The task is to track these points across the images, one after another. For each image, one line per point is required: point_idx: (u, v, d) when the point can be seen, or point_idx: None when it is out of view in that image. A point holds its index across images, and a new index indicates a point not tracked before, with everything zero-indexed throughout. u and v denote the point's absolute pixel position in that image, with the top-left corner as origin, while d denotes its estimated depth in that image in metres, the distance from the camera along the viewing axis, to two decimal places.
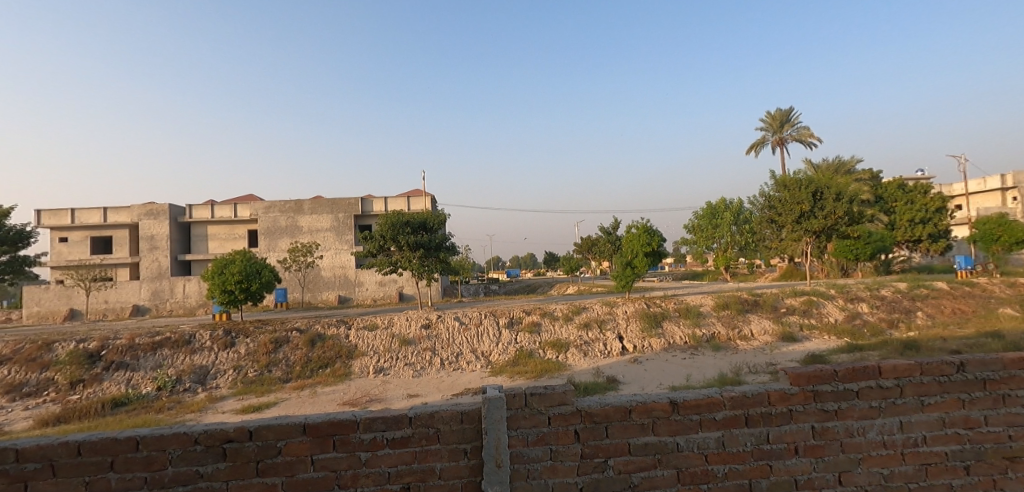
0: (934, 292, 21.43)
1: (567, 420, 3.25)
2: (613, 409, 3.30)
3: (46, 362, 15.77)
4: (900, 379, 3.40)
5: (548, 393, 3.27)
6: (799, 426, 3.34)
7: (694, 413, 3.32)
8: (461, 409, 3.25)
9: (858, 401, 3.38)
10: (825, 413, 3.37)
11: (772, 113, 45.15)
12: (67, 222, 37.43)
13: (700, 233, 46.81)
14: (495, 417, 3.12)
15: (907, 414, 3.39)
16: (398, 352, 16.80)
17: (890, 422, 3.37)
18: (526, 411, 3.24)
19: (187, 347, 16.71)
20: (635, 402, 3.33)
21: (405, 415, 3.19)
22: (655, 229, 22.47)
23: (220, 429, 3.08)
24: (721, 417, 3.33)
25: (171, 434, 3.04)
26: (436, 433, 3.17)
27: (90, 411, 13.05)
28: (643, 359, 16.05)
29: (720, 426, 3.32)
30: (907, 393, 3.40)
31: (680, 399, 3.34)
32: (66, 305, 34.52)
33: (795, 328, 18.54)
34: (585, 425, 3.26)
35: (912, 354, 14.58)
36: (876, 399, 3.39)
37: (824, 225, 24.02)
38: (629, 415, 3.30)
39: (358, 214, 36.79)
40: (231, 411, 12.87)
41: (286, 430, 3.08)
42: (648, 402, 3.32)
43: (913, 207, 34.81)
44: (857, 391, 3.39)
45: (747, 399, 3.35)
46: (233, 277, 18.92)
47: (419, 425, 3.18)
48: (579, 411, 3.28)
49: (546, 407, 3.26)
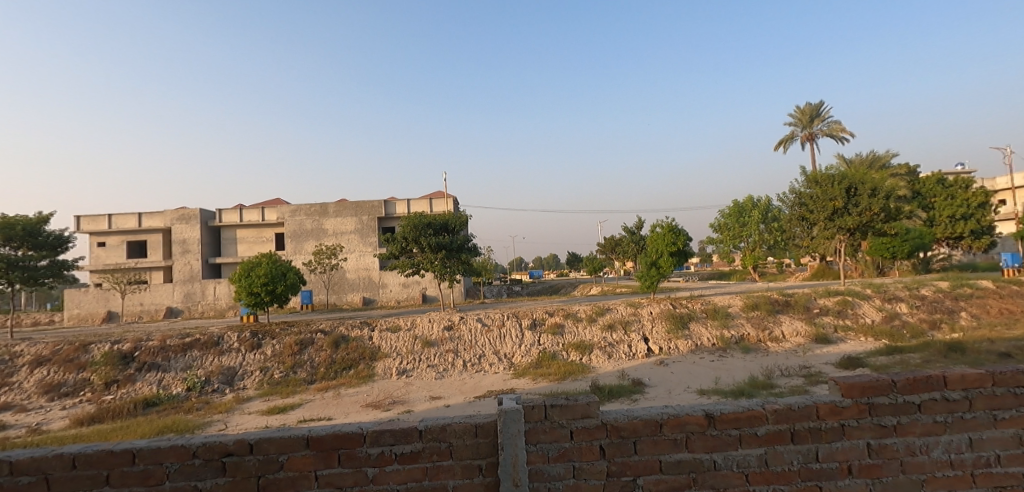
0: (978, 292, 20.41)
1: (591, 434, 3.06)
2: (642, 422, 3.09)
3: (82, 363, 16.22)
4: (969, 390, 3.12)
5: (570, 405, 3.08)
6: (852, 443, 3.09)
7: (733, 428, 3.10)
8: (475, 422, 3.09)
9: (920, 415, 3.12)
10: (883, 428, 3.10)
11: (801, 108, 43.86)
12: (105, 227, 38.74)
13: (727, 232, 45.80)
14: (512, 430, 2.93)
15: (978, 430, 3.10)
16: (420, 354, 16.77)
17: (958, 438, 3.09)
18: (547, 425, 3.05)
19: (216, 348, 16.98)
20: (667, 415, 3.12)
21: (415, 428, 3.05)
22: (681, 228, 21.94)
23: (219, 442, 3.00)
24: (763, 432, 3.10)
25: (168, 446, 2.98)
26: (448, 448, 3.03)
27: (122, 411, 13.33)
28: (670, 362, 15.66)
29: (762, 442, 3.09)
30: (978, 407, 3.11)
31: (717, 413, 3.11)
32: (104, 307, 35.69)
33: (829, 329, 17.85)
34: (612, 440, 3.06)
35: (957, 356, 13.86)
36: (942, 413, 3.12)
37: (859, 222, 23.13)
38: (660, 429, 3.09)
39: (382, 216, 37.10)
40: (256, 412, 12.98)
41: (288, 444, 2.98)
42: (681, 415, 3.11)
43: (953, 202, 33.36)
44: (919, 404, 3.12)
45: (792, 412, 3.10)
46: (260, 280, 19.20)
47: (430, 439, 3.03)
48: (604, 424, 3.07)
49: (569, 420, 3.07)
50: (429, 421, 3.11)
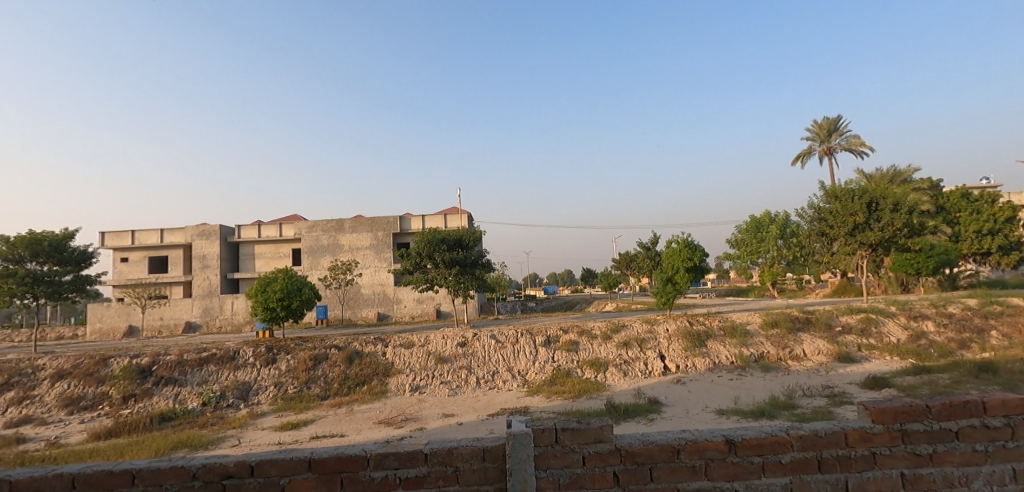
0: (1009, 310, 19.73)
1: (605, 460, 2.95)
2: (659, 448, 2.99)
3: (101, 377, 16.43)
4: (1011, 417, 2.97)
5: (582, 429, 2.99)
6: (884, 472, 2.95)
7: (755, 455, 2.98)
8: (483, 446, 3.03)
9: (959, 444, 2.95)
10: (917, 457, 2.96)
11: (818, 122, 43.44)
12: (128, 243, 39.63)
13: (744, 248, 45.22)
14: (522, 455, 2.87)
15: (1022, 460, 2.94)
16: (433, 370, 16.67)
17: (1001, 469, 2.93)
18: (558, 449, 2.96)
19: (231, 363, 17.08)
20: (685, 440, 3.00)
21: (420, 452, 3.00)
22: (697, 244, 21.58)
23: (220, 464, 2.98)
24: (788, 460, 2.99)
25: (167, 467, 2.96)
26: (455, 473, 2.97)
27: (139, 425, 13.42)
28: (687, 380, 15.33)
29: (788, 470, 2.98)
30: (1021, 435, 2.96)
31: (738, 439, 3.00)
32: (125, 322, 36.31)
33: (852, 348, 17.34)
34: (626, 466, 2.95)
35: (989, 377, 13.33)
36: (983, 442, 2.95)
37: (881, 238, 22.63)
38: (677, 455, 2.97)
39: (397, 232, 37.35)
40: (269, 428, 12.95)
41: (289, 466, 2.94)
42: (700, 441, 2.99)
43: (979, 217, 32.52)
44: (958, 432, 2.96)
45: (820, 439, 3.00)
46: (276, 295, 19.36)
47: (436, 464, 2.97)
48: (618, 450, 2.97)
49: (581, 444, 2.97)
50: (436, 444, 3.04)
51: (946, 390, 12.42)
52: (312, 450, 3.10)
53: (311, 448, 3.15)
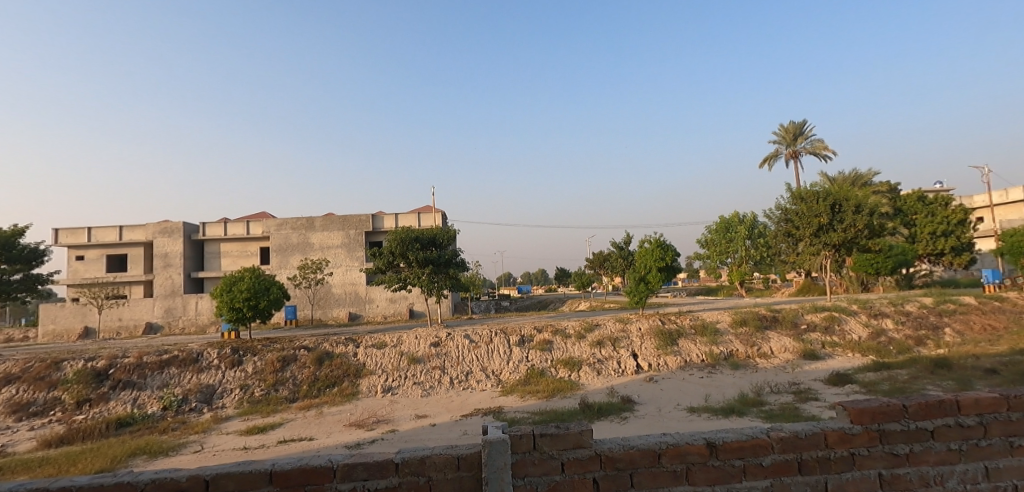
0: (961, 308, 20.64)
1: (584, 466, 3.15)
2: (640, 453, 3.18)
3: (54, 381, 15.63)
4: (984, 416, 3.36)
5: (561, 435, 3.17)
6: (863, 473, 3.26)
7: (737, 458, 3.22)
8: (458, 455, 3.17)
9: (935, 443, 3.30)
10: (895, 457, 3.29)
11: (784, 126, 44.63)
12: (84, 240, 37.90)
13: (714, 247, 46.09)
14: (498, 463, 3.00)
15: (994, 458, 3.31)
16: (406, 370, 16.44)
17: (974, 468, 3.29)
18: (536, 456, 3.15)
19: (194, 365, 16.48)
20: (666, 445, 3.22)
21: (391, 462, 3.15)
22: (669, 244, 22.07)
23: (170, 479, 3.07)
24: (769, 463, 3.24)
25: (114, 484, 3.06)
26: (427, 482, 3.11)
27: (94, 431, 12.81)
28: (659, 378, 15.53)
29: (768, 473, 3.22)
30: (994, 433, 3.35)
31: (720, 444, 3.23)
32: (81, 323, 34.72)
33: (817, 345, 17.84)
34: (606, 472, 3.16)
35: (944, 372, 13.90)
36: (957, 441, 3.31)
37: (844, 238, 23.37)
38: (659, 460, 3.19)
39: (369, 231, 36.81)
40: (234, 433, 12.52)
41: (249, 480, 3.07)
42: (682, 446, 3.21)
43: (933, 219, 33.97)
44: (934, 432, 3.32)
45: (800, 442, 3.28)
46: (241, 295, 18.77)
47: (407, 474, 3.12)
48: (598, 456, 3.17)
49: (560, 450, 3.16)
50: (408, 453, 3.18)
51: (905, 386, 12.89)
52: (273, 462, 3.23)
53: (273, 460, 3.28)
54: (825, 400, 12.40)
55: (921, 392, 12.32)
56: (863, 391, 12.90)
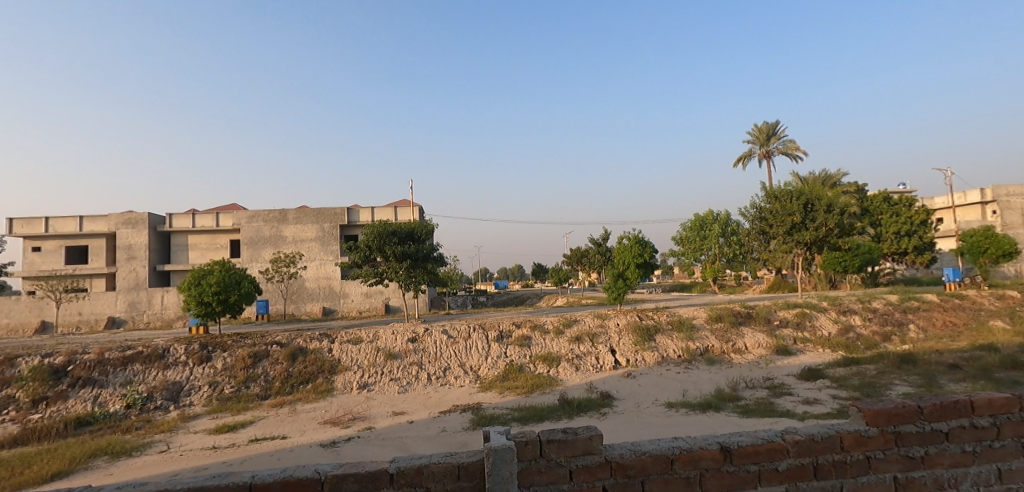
0: (925, 305, 21.36)
1: (593, 473, 3.45)
2: (652, 459, 3.50)
3: (7, 378, 14.84)
4: (996, 417, 3.69)
5: (570, 443, 3.45)
6: (880, 476, 3.61)
7: (752, 463, 3.56)
8: (458, 464, 3.39)
9: (949, 445, 3.66)
10: (911, 460, 3.63)
11: (758, 126, 45.39)
12: (41, 231, 36.22)
13: (688, 245, 46.73)
14: (504, 472, 3.26)
15: (1005, 458, 3.67)
16: (383, 366, 16.15)
17: (987, 469, 3.65)
18: (542, 463, 3.42)
19: (160, 361, 15.87)
20: (680, 452, 3.53)
21: (386, 472, 3.35)
22: (647, 240, 22.47)
23: None
24: (784, 468, 3.58)
25: None
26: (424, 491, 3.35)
27: (50, 431, 12.20)
28: (637, 374, 15.62)
29: (784, 477, 3.57)
30: (1004, 434, 3.69)
31: (736, 451, 3.55)
32: (37, 317, 33.21)
33: (789, 341, 18.24)
34: (616, 480, 3.46)
35: (910, 368, 14.33)
36: (970, 442, 3.66)
37: (816, 237, 23.90)
38: (672, 466, 3.50)
39: (344, 224, 36.15)
40: (203, 432, 12.08)
41: None
42: (696, 453, 3.53)
43: (898, 219, 35.08)
44: (949, 433, 3.66)
45: (816, 445, 3.62)
46: (211, 289, 18.15)
47: (404, 483, 3.34)
48: (608, 463, 3.46)
49: (567, 458, 3.45)
50: (404, 463, 3.39)
51: (873, 381, 13.26)
52: (253, 474, 3.40)
53: (249, 472, 3.47)
54: (798, 394, 12.64)
55: (888, 386, 12.67)
56: (835, 386, 13.19)
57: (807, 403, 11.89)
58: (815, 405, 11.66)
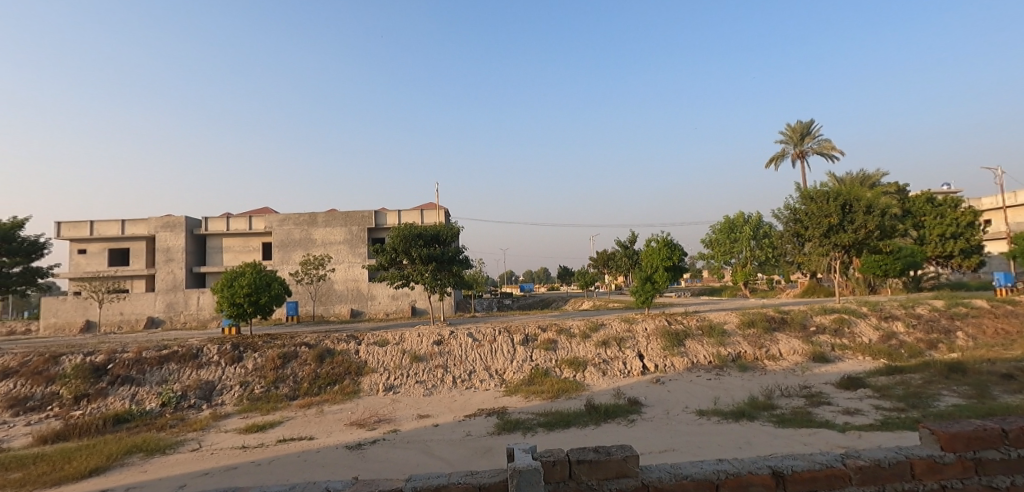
0: (973, 311, 20.28)
1: None
2: (690, 483, 3.66)
3: (51, 376, 15.40)
4: None
5: (602, 464, 3.63)
6: None
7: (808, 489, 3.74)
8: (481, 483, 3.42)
9: None
10: (993, 487, 3.70)
11: (791, 126, 44.08)
12: (86, 234, 37.77)
13: (718, 248, 45.65)
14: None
15: None
16: (409, 369, 16.18)
17: None
18: (574, 483, 3.62)
19: (194, 361, 16.24)
20: (722, 477, 3.70)
21: None
22: (676, 243, 21.91)
23: None
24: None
25: None
26: None
27: (90, 427, 12.57)
28: (666, 380, 15.22)
29: None
30: None
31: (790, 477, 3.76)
32: (82, 316, 34.64)
33: (827, 348, 17.54)
34: None
35: (959, 377, 13.58)
36: None
37: (855, 239, 22.96)
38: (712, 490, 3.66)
39: (372, 227, 36.57)
40: (234, 431, 12.26)
41: None
42: (742, 477, 3.71)
43: (943, 221, 33.51)
44: None
45: (882, 471, 3.78)
46: (243, 290, 18.53)
47: None
48: (642, 485, 3.60)
49: (600, 479, 3.62)
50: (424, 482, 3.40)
51: (919, 391, 12.61)
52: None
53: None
54: (838, 404, 12.10)
55: (936, 397, 12.01)
56: (877, 396, 12.59)
57: (848, 413, 11.35)
58: (857, 416, 11.12)
